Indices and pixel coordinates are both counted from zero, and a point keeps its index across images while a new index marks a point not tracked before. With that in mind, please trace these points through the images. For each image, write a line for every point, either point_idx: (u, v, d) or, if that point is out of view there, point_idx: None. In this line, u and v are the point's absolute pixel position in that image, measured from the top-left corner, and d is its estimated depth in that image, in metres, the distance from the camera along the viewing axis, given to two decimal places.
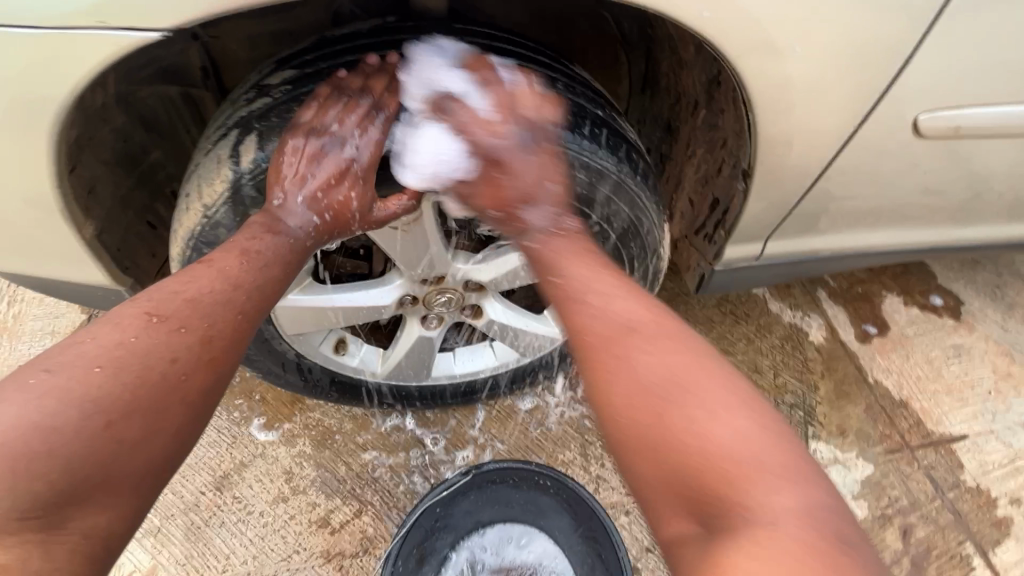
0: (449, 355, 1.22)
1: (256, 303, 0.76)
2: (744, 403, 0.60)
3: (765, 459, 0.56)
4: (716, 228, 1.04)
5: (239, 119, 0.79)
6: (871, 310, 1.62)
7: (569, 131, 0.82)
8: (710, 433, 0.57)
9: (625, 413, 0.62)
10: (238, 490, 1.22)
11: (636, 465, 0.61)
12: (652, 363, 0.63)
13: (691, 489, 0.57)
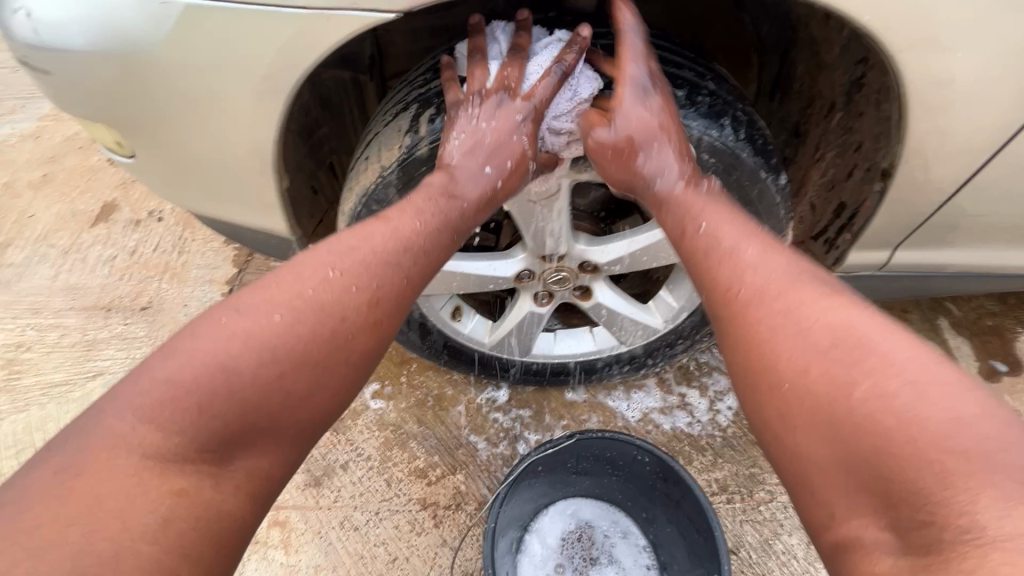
0: (549, 336, 1.28)
1: (417, 264, 0.79)
2: (935, 374, 0.52)
3: (997, 452, 0.46)
4: (840, 233, 1.04)
5: (419, 95, 0.91)
6: (1001, 346, 1.49)
7: (707, 120, 0.87)
8: (888, 389, 0.52)
9: (791, 376, 0.59)
10: (350, 433, 1.36)
11: (804, 441, 0.57)
12: (815, 322, 0.60)
13: (862, 471, 0.51)
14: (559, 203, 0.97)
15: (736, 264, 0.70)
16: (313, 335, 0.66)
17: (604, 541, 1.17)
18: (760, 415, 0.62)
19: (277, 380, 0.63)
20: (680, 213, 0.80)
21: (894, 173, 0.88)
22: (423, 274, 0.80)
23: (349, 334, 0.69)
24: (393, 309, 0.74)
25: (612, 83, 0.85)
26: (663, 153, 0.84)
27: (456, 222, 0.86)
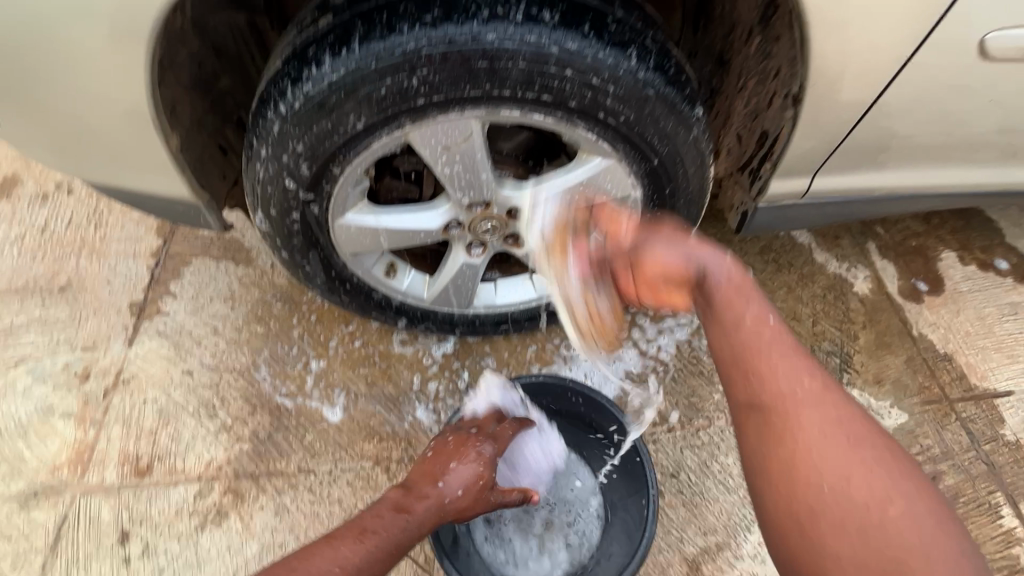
0: (490, 286, 1.26)
1: (365, 562, 0.78)
2: (918, 527, 0.60)
3: (906, 541, 0.60)
4: (761, 163, 1.04)
5: (296, 49, 0.84)
6: (924, 265, 1.56)
7: (621, 54, 0.83)
8: (870, 507, 0.62)
9: (778, 484, 0.67)
10: (298, 401, 1.34)
11: (830, 541, 0.62)
12: (820, 451, 0.65)
13: (838, 539, 0.62)
14: (477, 150, 0.91)
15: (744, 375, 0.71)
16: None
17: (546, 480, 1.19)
18: (767, 506, 0.68)
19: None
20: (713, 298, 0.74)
21: (805, 97, 0.88)
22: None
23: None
24: None
25: (508, 15, 0.80)
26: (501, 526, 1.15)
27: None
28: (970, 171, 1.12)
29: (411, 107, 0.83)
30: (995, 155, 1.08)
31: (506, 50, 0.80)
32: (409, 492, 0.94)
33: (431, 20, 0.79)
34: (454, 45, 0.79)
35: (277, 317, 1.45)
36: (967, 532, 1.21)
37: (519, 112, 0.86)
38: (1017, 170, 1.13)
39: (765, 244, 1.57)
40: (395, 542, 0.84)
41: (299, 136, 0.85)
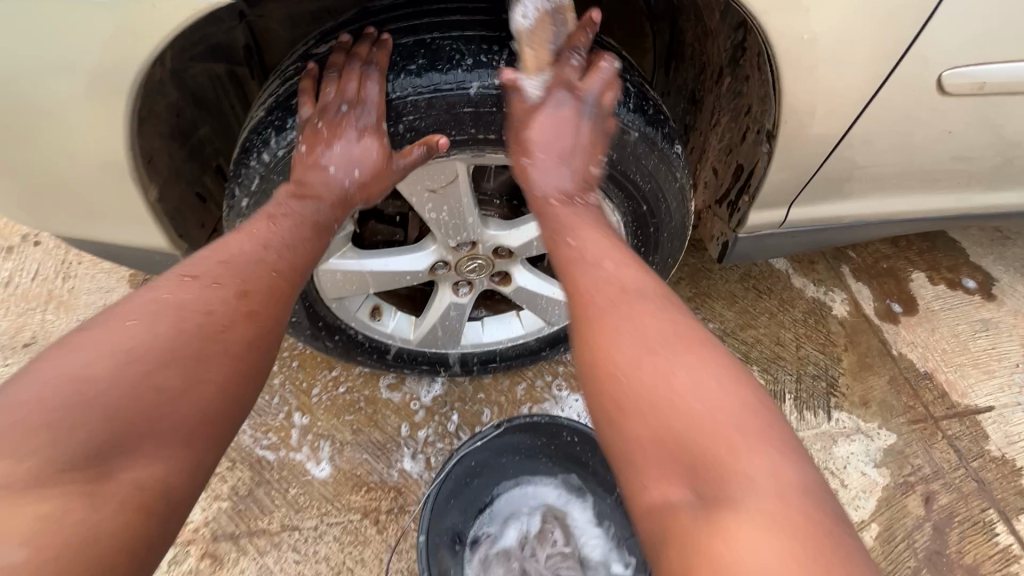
0: (477, 324, 1.25)
1: (223, 368, 0.66)
2: (723, 410, 0.58)
3: (729, 436, 0.56)
4: (739, 196, 1.07)
5: (279, 98, 0.84)
6: (897, 286, 1.61)
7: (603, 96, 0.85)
8: (690, 396, 0.59)
9: (610, 384, 0.64)
10: (280, 453, 1.29)
11: (639, 430, 0.60)
12: (630, 343, 0.65)
13: (668, 450, 0.58)
14: (463, 192, 0.91)
15: (610, 304, 0.70)
16: (226, 247, 0.76)
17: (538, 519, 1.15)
18: (593, 409, 0.66)
19: (206, 261, 0.74)
20: (550, 227, 0.82)
21: (778, 132, 0.92)
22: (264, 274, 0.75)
23: (261, 224, 0.80)
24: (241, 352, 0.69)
25: (491, 61, 0.81)
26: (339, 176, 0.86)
27: (324, 221, 0.86)
28: (933, 197, 1.17)
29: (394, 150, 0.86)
30: (956, 182, 1.13)
31: (492, 97, 0.81)
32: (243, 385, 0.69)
33: (417, 69, 0.80)
34: (440, 93, 0.80)
35: None
36: (966, 553, 1.20)
37: (505, 154, 0.87)
38: (976, 195, 1.19)
39: (745, 271, 1.60)
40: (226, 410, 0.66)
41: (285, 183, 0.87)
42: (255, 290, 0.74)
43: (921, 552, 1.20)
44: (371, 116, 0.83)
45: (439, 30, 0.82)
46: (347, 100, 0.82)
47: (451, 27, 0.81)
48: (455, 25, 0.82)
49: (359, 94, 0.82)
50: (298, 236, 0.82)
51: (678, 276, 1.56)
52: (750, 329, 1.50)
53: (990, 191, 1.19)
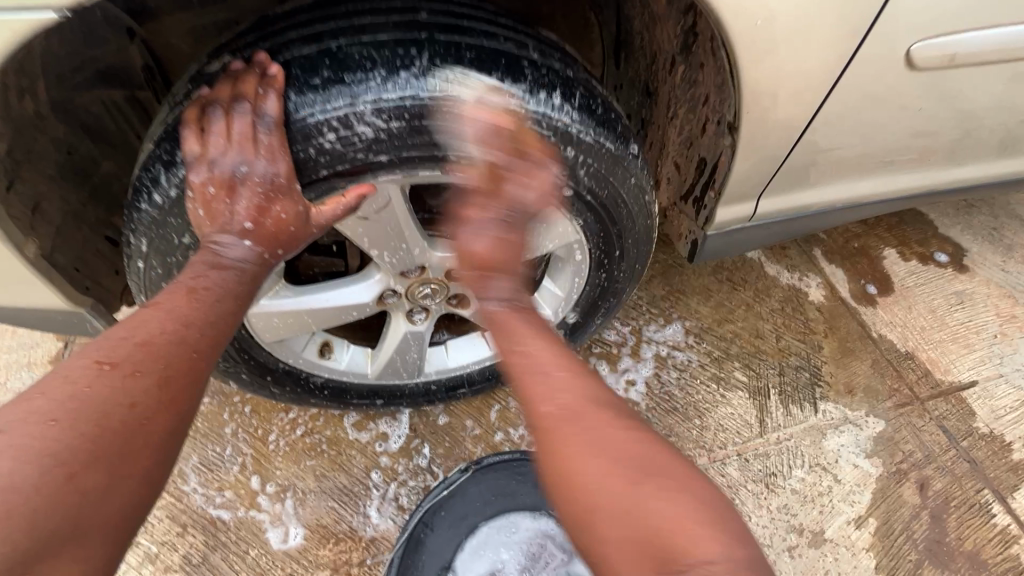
0: (441, 349, 1.16)
1: (161, 443, 0.59)
2: (682, 505, 0.56)
3: (693, 527, 0.54)
4: (705, 191, 1.00)
5: (166, 129, 0.75)
6: (870, 265, 1.58)
7: (546, 97, 0.76)
8: (652, 501, 0.56)
9: (573, 484, 0.60)
10: (236, 511, 1.17)
11: (602, 533, 0.57)
12: (600, 463, 0.59)
13: (639, 551, 0.55)
14: (400, 212, 0.81)
15: (570, 418, 0.62)
16: (142, 324, 0.64)
17: (523, 545, 1.02)
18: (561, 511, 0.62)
19: (123, 344, 0.61)
20: (496, 336, 0.70)
21: (740, 123, 0.85)
22: (203, 330, 0.67)
23: (180, 298, 0.67)
24: (180, 420, 0.62)
25: (411, 67, 0.72)
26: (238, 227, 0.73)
27: (246, 293, 0.74)
28: (902, 177, 1.13)
29: (311, 179, 0.75)
30: (922, 160, 1.10)
31: (412, 107, 0.71)
32: (163, 467, 0.59)
33: (320, 83, 0.71)
34: (353, 108, 0.70)
35: (204, 415, 1.28)
36: (965, 539, 1.17)
37: (439, 171, 0.77)
38: (943, 171, 1.16)
39: (717, 264, 1.54)
40: (153, 486, 0.58)
41: (180, 226, 0.76)
42: (179, 373, 0.62)
43: (921, 543, 1.16)
44: (278, 173, 0.71)
45: (349, 38, 0.73)
46: (243, 157, 0.71)
47: (362, 33, 0.73)
48: (365, 29, 0.74)
49: (255, 148, 0.71)
50: (223, 313, 0.69)
51: (650, 275, 1.49)
52: (728, 324, 1.45)
53: (956, 165, 1.16)
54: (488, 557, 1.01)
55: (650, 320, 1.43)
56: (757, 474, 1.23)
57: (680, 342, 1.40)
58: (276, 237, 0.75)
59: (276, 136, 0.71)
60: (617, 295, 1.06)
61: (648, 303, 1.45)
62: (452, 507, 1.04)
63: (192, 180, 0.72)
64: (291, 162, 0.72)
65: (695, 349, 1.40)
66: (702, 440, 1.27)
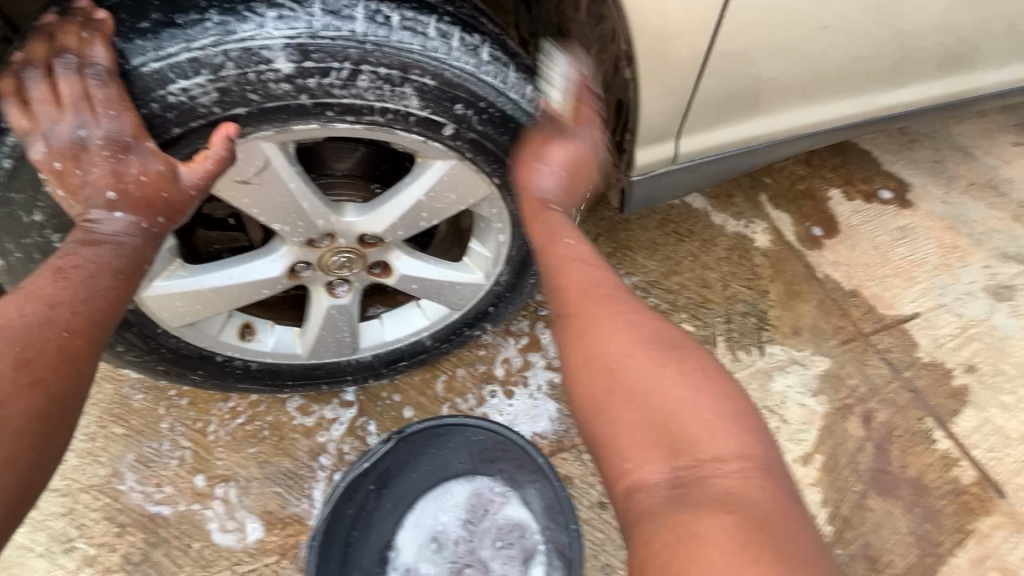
0: (375, 323, 1.11)
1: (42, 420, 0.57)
2: (709, 412, 0.62)
3: (709, 427, 0.60)
4: (623, 134, 0.97)
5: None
6: (815, 207, 1.57)
7: (419, 33, 0.69)
8: (680, 403, 0.62)
9: (597, 370, 0.66)
10: (176, 506, 1.13)
11: (616, 417, 0.63)
12: (625, 347, 0.67)
13: (659, 440, 0.60)
14: (285, 174, 0.76)
15: (603, 310, 0.70)
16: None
17: (460, 507, 1.04)
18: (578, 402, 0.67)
19: None
20: (539, 229, 0.80)
21: (636, 53, 0.83)
22: (77, 307, 0.63)
23: (44, 279, 0.63)
24: (63, 395, 0.59)
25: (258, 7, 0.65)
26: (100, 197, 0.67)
27: (126, 265, 0.68)
28: (828, 106, 1.11)
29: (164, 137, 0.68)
30: (845, 86, 1.08)
31: (266, 53, 0.65)
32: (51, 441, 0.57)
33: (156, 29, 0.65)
34: (194, 53, 0.64)
35: (138, 411, 1.22)
36: (908, 466, 1.19)
37: (317, 123, 0.70)
38: (870, 96, 1.14)
39: (663, 216, 1.51)
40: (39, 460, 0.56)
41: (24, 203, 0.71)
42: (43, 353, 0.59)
43: (866, 474, 1.18)
44: (121, 131, 0.65)
45: None
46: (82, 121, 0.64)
47: None
48: None
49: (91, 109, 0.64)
50: (99, 288, 0.65)
51: (596, 233, 1.46)
52: (675, 276, 1.43)
53: (882, 91, 1.14)
54: (426, 524, 1.03)
55: None
56: None
57: None
58: (153, 204, 0.68)
59: (112, 89, 0.64)
60: None
61: None
62: (384, 479, 0.99)
63: (35, 158, 0.66)
64: (136, 118, 0.65)
65: (643, 303, 1.38)
66: None
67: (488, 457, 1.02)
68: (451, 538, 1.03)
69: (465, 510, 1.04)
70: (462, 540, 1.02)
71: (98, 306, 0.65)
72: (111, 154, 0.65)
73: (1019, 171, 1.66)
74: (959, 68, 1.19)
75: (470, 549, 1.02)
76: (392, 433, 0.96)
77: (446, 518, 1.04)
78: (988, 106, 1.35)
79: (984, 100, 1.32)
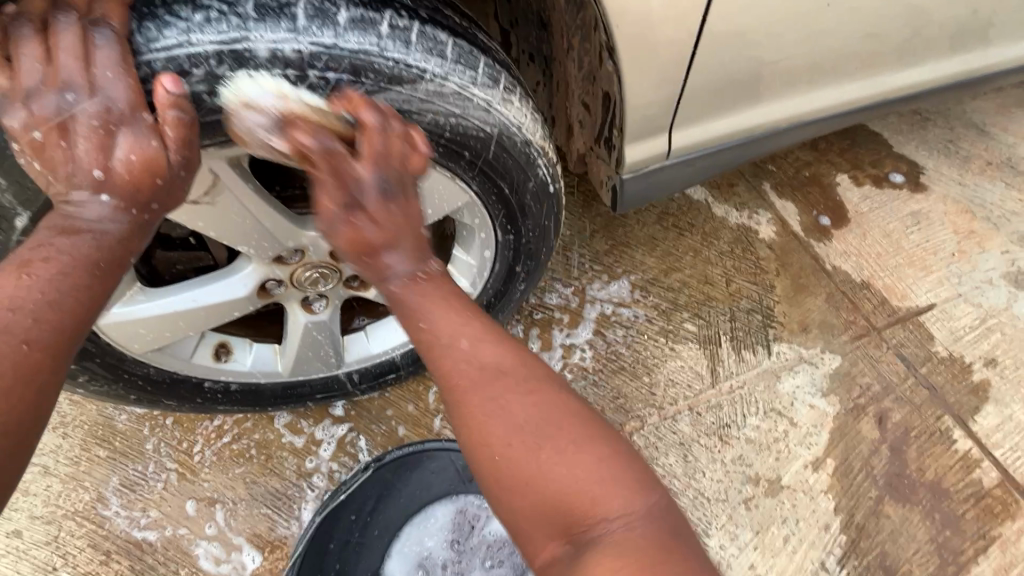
0: (360, 336, 1.05)
1: (12, 420, 0.48)
2: (604, 469, 0.53)
3: (599, 492, 0.52)
4: (611, 130, 0.91)
5: None
6: (822, 195, 1.49)
7: (374, 35, 0.62)
8: (567, 475, 0.52)
9: (484, 450, 0.55)
10: (163, 531, 1.10)
11: (515, 501, 0.54)
12: (501, 424, 0.55)
13: (554, 518, 0.52)
14: (241, 191, 0.70)
15: (479, 386, 0.56)
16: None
17: (445, 529, 1.00)
18: (475, 475, 0.56)
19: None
20: (400, 313, 0.61)
21: (617, 44, 0.76)
22: (54, 296, 0.52)
23: (7, 277, 0.52)
24: (28, 391, 0.49)
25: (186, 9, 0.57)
26: (83, 187, 0.55)
27: (113, 257, 0.56)
28: (832, 90, 1.03)
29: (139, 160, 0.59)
30: (854, 66, 1.00)
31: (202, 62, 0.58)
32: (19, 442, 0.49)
33: None
34: None
35: (122, 433, 1.18)
36: (926, 469, 1.12)
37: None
38: (880, 77, 1.06)
39: (662, 210, 1.44)
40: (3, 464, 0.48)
41: None
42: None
43: (881, 478, 1.12)
44: (117, 98, 0.54)
45: None
46: (69, 82, 0.52)
47: None
48: None
49: (86, 69, 0.53)
50: (69, 282, 0.53)
51: (591, 230, 1.39)
52: (675, 273, 1.36)
53: (893, 70, 1.06)
54: (411, 551, 0.98)
55: (593, 278, 1.33)
56: (710, 427, 1.17)
57: (626, 298, 1.31)
58: (148, 188, 0.57)
59: (109, 53, 0.54)
60: (534, 257, 0.93)
61: (590, 259, 1.36)
62: (370, 507, 0.99)
63: (8, 125, 0.53)
64: (137, 86, 0.55)
65: (642, 303, 1.31)
66: (651, 399, 1.20)
67: (473, 475, 1.02)
68: (438, 562, 0.98)
69: (450, 531, 1.00)
70: (450, 563, 0.98)
71: (76, 292, 0.54)
72: (95, 135, 0.54)
73: None
74: (976, 42, 1.11)
75: (459, 571, 0.97)
76: (376, 457, 1.00)
77: (431, 541, 0.99)
78: (1007, 81, 1.27)
79: (1004, 75, 1.23)
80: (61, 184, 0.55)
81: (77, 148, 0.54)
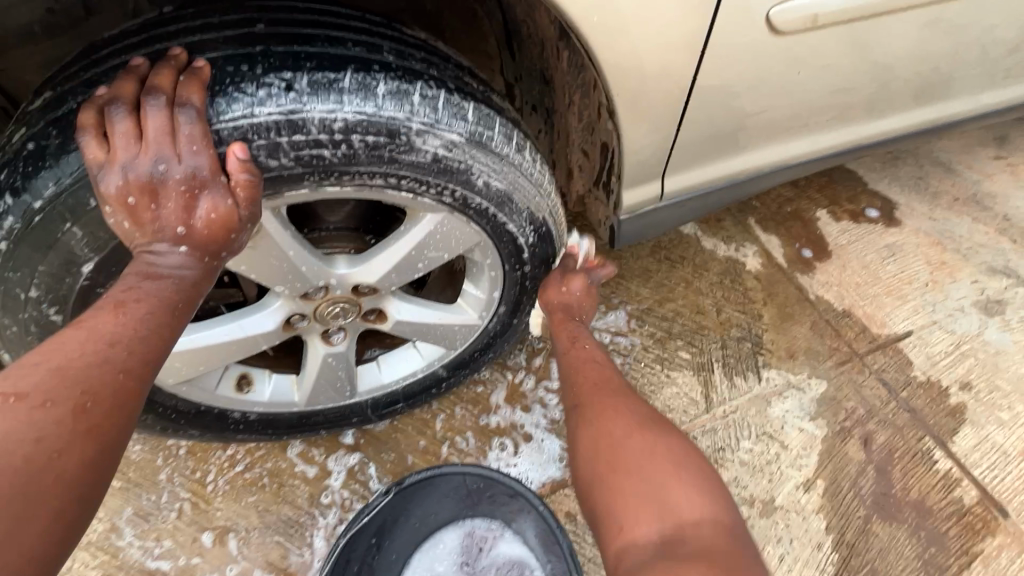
0: (373, 366, 1.11)
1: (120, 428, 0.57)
2: (704, 493, 0.63)
3: (697, 505, 0.62)
4: (609, 175, 1.00)
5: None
6: (804, 229, 1.59)
7: (402, 101, 0.70)
8: (669, 482, 0.64)
9: (599, 450, 0.71)
10: (176, 560, 1.12)
11: (615, 487, 0.66)
12: (625, 431, 0.73)
13: (651, 507, 0.62)
14: (278, 235, 0.77)
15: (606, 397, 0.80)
16: (55, 351, 0.56)
17: (455, 552, 1.05)
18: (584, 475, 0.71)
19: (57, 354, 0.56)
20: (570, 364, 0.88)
21: (615, 105, 0.86)
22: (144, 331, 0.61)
23: (105, 316, 0.60)
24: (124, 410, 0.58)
25: (242, 83, 0.66)
26: (161, 242, 0.65)
27: (187, 297, 0.66)
28: (808, 138, 1.13)
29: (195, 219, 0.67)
30: (826, 118, 1.11)
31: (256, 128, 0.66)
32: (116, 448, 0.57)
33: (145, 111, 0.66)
34: None
35: (135, 464, 1.21)
36: (910, 488, 1.19)
37: (308, 188, 0.72)
38: (851, 126, 1.17)
39: (654, 244, 1.53)
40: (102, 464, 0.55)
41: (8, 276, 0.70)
42: (103, 399, 0.56)
43: (869, 498, 1.18)
44: (200, 166, 0.64)
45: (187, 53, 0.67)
46: (161, 155, 0.62)
47: (192, 53, 0.67)
48: (194, 48, 0.68)
49: (173, 142, 0.63)
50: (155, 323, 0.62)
51: None
52: (668, 303, 1.43)
53: (863, 120, 1.17)
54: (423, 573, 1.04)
55: (591, 308, 1.40)
56: (706, 450, 1.23)
57: (622, 328, 1.38)
58: (217, 243, 0.67)
59: (198, 128, 0.63)
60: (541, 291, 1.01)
61: None
62: (384, 533, 1.02)
63: (103, 189, 0.62)
64: (215, 156, 0.64)
65: (638, 332, 1.38)
66: None
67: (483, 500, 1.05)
68: None
69: (460, 553, 1.05)
70: None
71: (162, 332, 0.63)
72: (179, 198, 0.63)
73: (1001, 185, 1.70)
74: (937, 96, 1.23)
75: None
76: (393, 483, 0.99)
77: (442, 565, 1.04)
78: (966, 127, 1.39)
79: (964, 122, 1.35)
80: (144, 234, 0.64)
81: (164, 211, 0.64)
